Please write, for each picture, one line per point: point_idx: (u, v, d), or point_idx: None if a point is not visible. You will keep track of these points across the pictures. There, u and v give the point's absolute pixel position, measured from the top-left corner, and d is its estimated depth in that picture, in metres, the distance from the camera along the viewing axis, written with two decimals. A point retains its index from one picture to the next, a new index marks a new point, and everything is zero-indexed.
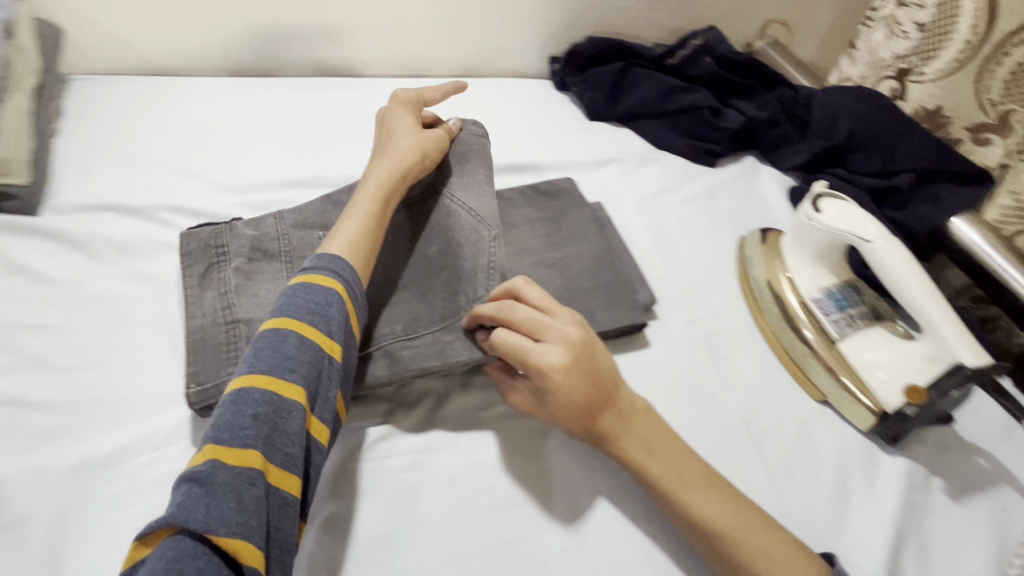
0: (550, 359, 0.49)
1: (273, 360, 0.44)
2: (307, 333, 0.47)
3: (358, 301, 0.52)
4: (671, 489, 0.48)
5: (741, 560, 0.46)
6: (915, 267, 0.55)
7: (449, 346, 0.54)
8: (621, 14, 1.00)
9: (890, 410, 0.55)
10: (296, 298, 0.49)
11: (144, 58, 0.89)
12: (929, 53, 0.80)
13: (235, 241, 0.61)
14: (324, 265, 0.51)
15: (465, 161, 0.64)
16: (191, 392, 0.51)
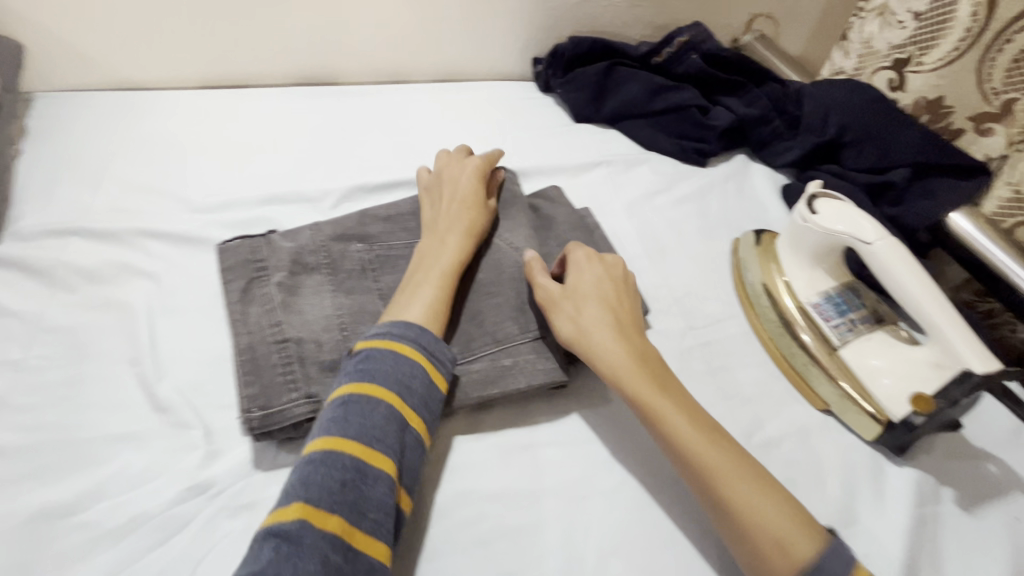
0: (573, 303, 0.54)
1: (362, 428, 0.43)
2: (399, 403, 0.46)
3: (441, 367, 0.50)
4: (668, 415, 0.48)
5: (732, 504, 0.43)
6: (918, 268, 0.53)
7: (509, 371, 0.54)
8: (603, 12, 0.97)
9: (896, 418, 0.52)
10: (380, 363, 0.47)
11: (111, 73, 0.86)
12: (927, 42, 0.78)
13: (275, 255, 0.59)
14: (405, 332, 0.50)
15: (510, 206, 0.68)
16: (252, 417, 0.49)
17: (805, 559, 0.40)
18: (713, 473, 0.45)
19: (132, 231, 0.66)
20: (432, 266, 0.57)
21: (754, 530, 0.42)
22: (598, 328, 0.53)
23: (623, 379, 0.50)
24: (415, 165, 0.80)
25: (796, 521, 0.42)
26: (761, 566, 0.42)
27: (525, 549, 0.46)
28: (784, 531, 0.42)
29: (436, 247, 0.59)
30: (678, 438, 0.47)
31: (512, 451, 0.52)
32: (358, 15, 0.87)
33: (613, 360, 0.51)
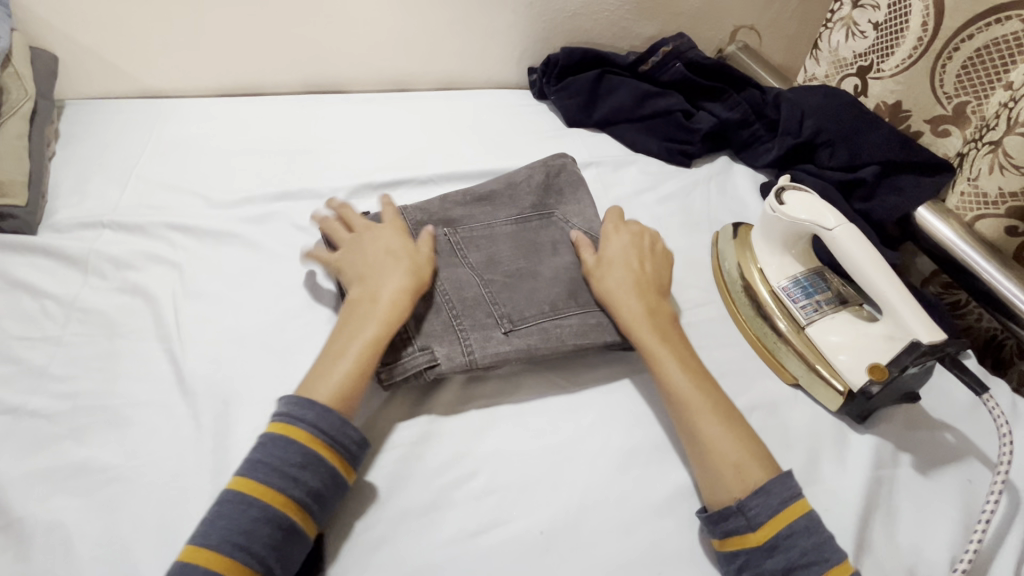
0: (607, 276, 0.62)
1: (226, 536, 0.44)
2: (274, 501, 0.45)
3: (341, 455, 0.49)
4: (659, 361, 0.56)
5: (706, 444, 0.52)
6: (873, 250, 0.58)
7: (580, 330, 0.60)
8: (594, 24, 1.04)
9: (856, 389, 0.57)
10: (271, 453, 0.47)
11: (137, 83, 0.93)
12: (885, 50, 0.84)
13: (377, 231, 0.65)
14: (305, 416, 0.49)
15: (572, 189, 0.74)
16: (379, 370, 0.55)
17: (759, 484, 0.49)
18: (695, 408, 0.53)
19: (158, 224, 0.72)
20: (349, 335, 0.54)
21: (719, 455, 0.51)
22: (624, 287, 0.61)
23: (636, 325, 0.59)
24: (418, 165, 0.86)
25: (757, 458, 0.51)
26: (715, 486, 0.50)
27: (513, 503, 0.51)
28: (742, 459, 0.50)
29: (357, 314, 0.56)
30: (673, 375, 0.55)
31: (503, 418, 0.57)
32: (364, 27, 0.94)
33: (628, 309, 0.60)
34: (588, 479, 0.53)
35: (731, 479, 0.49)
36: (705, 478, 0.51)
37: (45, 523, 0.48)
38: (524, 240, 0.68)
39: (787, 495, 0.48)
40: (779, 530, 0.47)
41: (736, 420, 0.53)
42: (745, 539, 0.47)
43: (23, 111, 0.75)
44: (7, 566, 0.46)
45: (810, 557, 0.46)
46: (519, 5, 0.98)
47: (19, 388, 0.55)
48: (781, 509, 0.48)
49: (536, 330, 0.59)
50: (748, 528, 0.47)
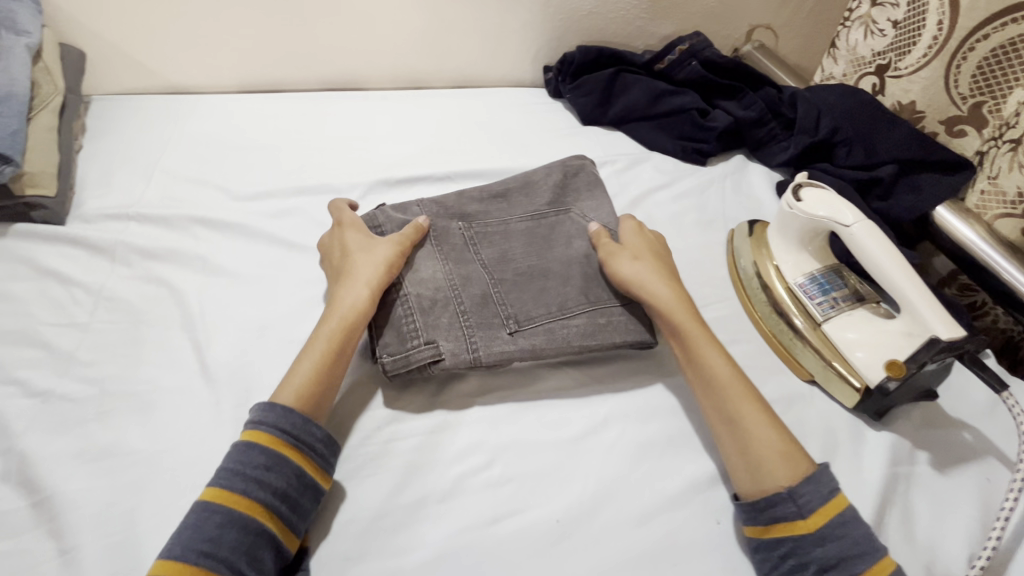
0: (632, 265, 0.62)
1: (190, 543, 0.42)
2: (238, 504, 0.44)
3: (307, 452, 0.48)
4: (699, 349, 0.57)
5: (746, 432, 0.51)
6: (890, 247, 0.58)
7: (587, 329, 0.60)
8: (609, 23, 1.04)
9: (872, 385, 0.57)
10: (235, 459, 0.47)
11: (161, 80, 0.95)
12: (903, 49, 0.84)
13: (389, 223, 0.66)
14: (266, 419, 0.49)
15: (591, 188, 0.75)
16: (384, 361, 0.56)
17: (807, 472, 0.49)
18: (734, 397, 0.53)
19: (181, 216, 0.74)
20: (310, 342, 0.55)
21: (761, 443, 0.51)
22: (657, 276, 0.62)
23: (672, 313, 0.59)
24: (434, 162, 0.87)
25: (797, 448, 0.51)
26: (759, 475, 0.50)
27: (529, 492, 0.52)
28: (785, 448, 0.50)
29: (321, 320, 0.57)
30: (713, 364, 0.55)
31: (519, 408, 0.57)
32: (381, 26, 0.95)
33: (664, 297, 0.60)
34: (603, 470, 0.54)
35: (776, 467, 0.49)
36: (749, 466, 0.50)
37: (75, 502, 0.49)
38: (538, 237, 0.68)
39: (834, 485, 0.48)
40: (829, 518, 0.47)
41: (771, 411, 0.54)
42: (798, 525, 0.47)
43: (53, 105, 0.77)
44: (38, 542, 0.47)
45: (862, 548, 0.45)
46: (536, 4, 0.98)
47: (49, 372, 0.57)
48: (828, 497, 0.48)
49: (541, 331, 0.59)
50: (800, 514, 0.47)
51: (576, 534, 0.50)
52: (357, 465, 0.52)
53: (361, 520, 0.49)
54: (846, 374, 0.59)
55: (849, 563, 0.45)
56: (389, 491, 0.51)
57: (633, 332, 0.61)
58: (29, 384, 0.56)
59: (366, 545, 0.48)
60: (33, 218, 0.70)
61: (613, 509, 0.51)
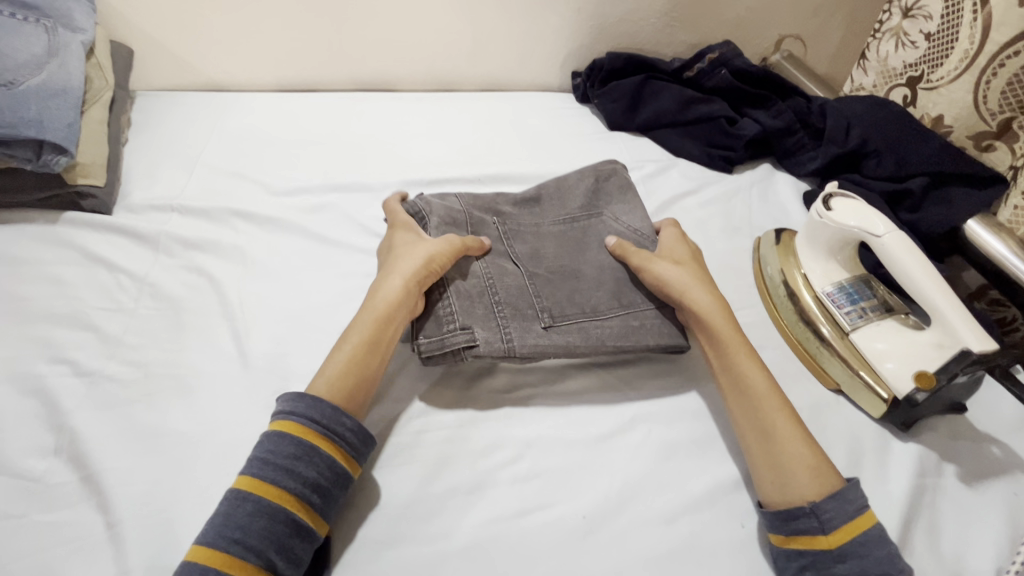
0: (671, 271, 0.63)
1: (224, 530, 0.44)
2: (271, 493, 0.45)
3: (336, 443, 0.49)
4: (734, 356, 0.57)
5: (775, 443, 0.52)
6: (921, 257, 0.58)
7: (619, 330, 0.61)
8: (639, 30, 1.06)
9: (901, 395, 0.57)
10: (267, 448, 0.47)
11: (202, 78, 0.98)
12: (936, 61, 0.83)
13: (430, 207, 0.68)
14: (298, 409, 0.49)
15: (626, 191, 0.75)
16: (421, 343, 0.57)
17: (835, 491, 0.49)
18: (771, 409, 0.54)
19: (222, 209, 0.76)
20: (351, 331, 0.56)
21: (795, 456, 0.51)
22: (698, 286, 0.62)
23: (711, 319, 0.60)
24: (464, 164, 0.89)
25: (829, 466, 0.51)
26: (788, 488, 0.50)
27: (555, 487, 0.53)
28: (818, 465, 0.51)
29: (363, 308, 0.58)
30: (752, 376, 0.56)
31: (546, 407, 0.58)
32: (416, 29, 0.97)
33: (706, 307, 0.60)
34: (628, 470, 0.54)
35: (808, 482, 0.50)
36: (779, 478, 0.51)
37: (121, 478, 0.51)
38: (571, 239, 0.70)
39: (861, 503, 0.48)
40: (852, 537, 0.47)
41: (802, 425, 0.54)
42: (819, 542, 0.47)
43: (103, 99, 0.80)
44: (88, 514, 0.49)
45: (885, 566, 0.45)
46: (568, 11, 1.00)
47: (98, 354, 0.60)
48: (853, 518, 0.47)
49: (574, 329, 0.61)
50: (820, 531, 0.47)
51: (601, 530, 0.51)
52: (388, 455, 0.54)
53: (392, 507, 0.50)
54: (872, 383, 0.59)
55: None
56: (419, 481, 0.52)
57: (667, 337, 0.62)
58: (78, 364, 0.58)
59: (397, 532, 0.49)
60: (83, 207, 0.73)
61: (639, 508, 0.52)
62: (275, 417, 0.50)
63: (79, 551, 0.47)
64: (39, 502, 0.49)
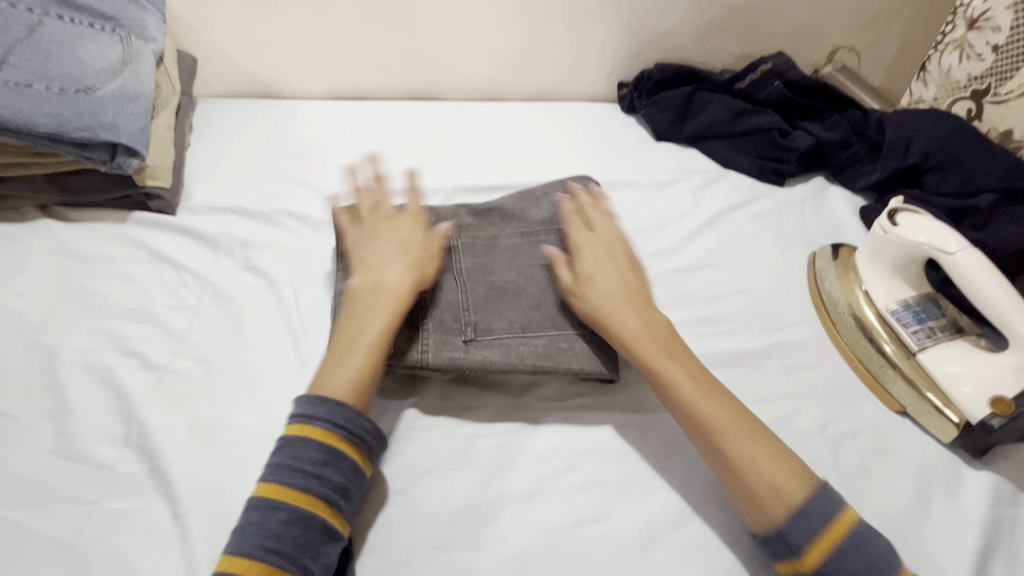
0: (592, 290, 0.59)
1: (255, 541, 0.43)
2: (302, 500, 0.45)
3: (361, 448, 0.49)
4: (670, 383, 0.54)
5: (738, 465, 0.49)
6: (997, 274, 0.56)
7: (562, 352, 0.59)
8: (688, 42, 1.05)
9: (974, 421, 0.54)
10: (290, 454, 0.47)
11: (260, 86, 1.02)
12: (1004, 74, 0.81)
13: None
14: (320, 415, 0.49)
15: None
16: None
17: (795, 503, 0.47)
18: (722, 430, 0.51)
19: (279, 212, 0.78)
20: (352, 331, 0.54)
21: (755, 472, 0.48)
22: (617, 297, 0.59)
23: (637, 341, 0.56)
24: (510, 171, 0.90)
25: (794, 474, 0.48)
26: (757, 510, 0.48)
27: (611, 500, 0.52)
28: (780, 478, 0.48)
29: (363, 305, 0.56)
30: (682, 392, 0.53)
31: (599, 418, 0.58)
32: (464, 39, 0.99)
33: (627, 322, 0.57)
34: (684, 487, 0.53)
35: (770, 499, 0.47)
36: (745, 500, 0.49)
37: (185, 471, 0.53)
38: (525, 253, 0.66)
39: (825, 512, 0.46)
40: (823, 555, 0.45)
41: (764, 434, 0.51)
42: (794, 564, 0.46)
43: (170, 105, 0.84)
44: (155, 504, 0.51)
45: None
46: (617, 22, 1.00)
47: (164, 349, 0.62)
48: (820, 532, 0.46)
49: (497, 344, 0.58)
50: (792, 553, 0.46)
51: (657, 546, 0.50)
52: (443, 459, 0.54)
53: (448, 511, 0.50)
54: (941, 407, 0.57)
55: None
56: (475, 487, 0.52)
57: (592, 363, 0.59)
58: (146, 358, 0.60)
59: (453, 537, 0.49)
60: (150, 208, 0.76)
61: (697, 526, 0.51)
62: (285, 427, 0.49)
63: (147, 539, 0.49)
64: (111, 490, 0.51)
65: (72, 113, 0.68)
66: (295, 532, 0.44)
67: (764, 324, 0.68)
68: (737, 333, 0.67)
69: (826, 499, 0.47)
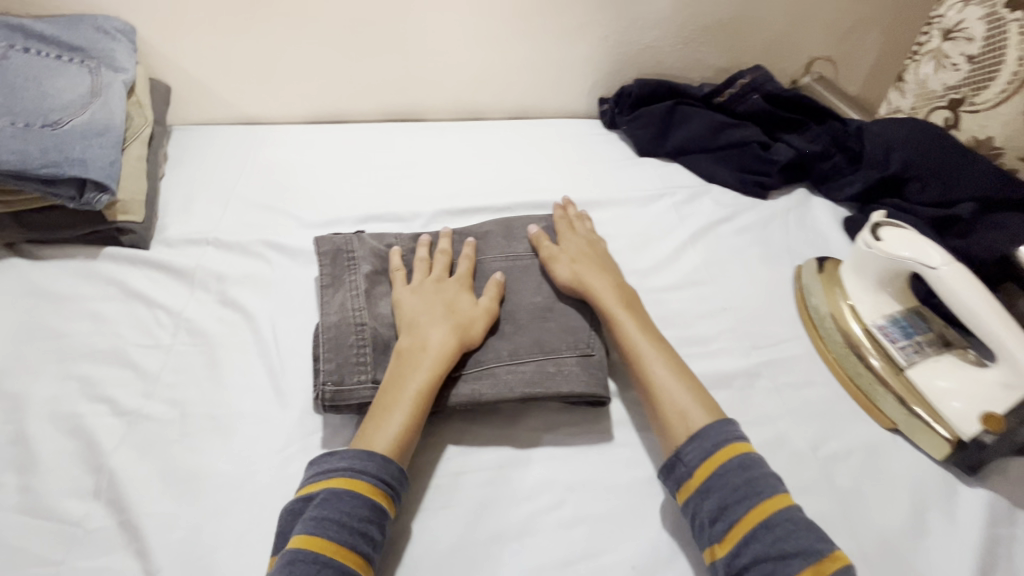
0: (564, 264, 0.66)
1: None
2: (348, 557, 0.44)
3: (396, 506, 0.49)
4: (622, 330, 0.60)
5: (659, 401, 0.55)
6: (982, 289, 0.55)
7: (552, 376, 0.57)
8: (667, 56, 1.05)
9: (966, 438, 0.54)
10: (337, 509, 0.46)
11: (236, 111, 1.00)
12: (980, 84, 0.81)
13: (362, 247, 0.67)
14: (372, 470, 0.49)
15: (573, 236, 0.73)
16: (326, 388, 0.56)
17: (699, 428, 0.52)
18: (655, 369, 0.57)
19: (257, 243, 0.77)
20: (397, 387, 0.54)
21: (671, 403, 0.55)
22: (592, 268, 0.66)
23: (601, 295, 0.63)
24: (493, 192, 0.89)
25: (709, 411, 0.54)
26: (666, 434, 0.54)
27: (604, 535, 0.50)
28: (692, 411, 0.54)
29: (408, 362, 0.55)
30: (630, 337, 0.60)
31: (590, 448, 0.56)
32: (441, 59, 0.98)
33: (597, 286, 0.64)
34: (677, 518, 0.52)
35: (677, 425, 0.53)
36: (661, 427, 0.55)
37: (159, 524, 0.50)
38: (513, 280, 0.67)
39: (722, 438, 0.51)
40: (711, 472, 0.49)
41: (693, 379, 0.57)
42: (687, 486, 0.50)
43: (143, 136, 0.82)
44: (127, 562, 0.48)
45: (740, 492, 0.47)
46: (596, 39, 1.00)
47: (136, 393, 0.59)
48: (713, 449, 0.50)
49: (487, 373, 0.57)
50: (688, 474, 0.50)
51: None
52: (428, 499, 0.52)
53: (436, 554, 0.49)
54: (930, 422, 0.56)
55: (745, 506, 0.47)
56: (463, 527, 0.50)
57: (585, 386, 0.57)
58: (118, 403, 0.58)
59: None
60: (123, 244, 0.74)
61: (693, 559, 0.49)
62: (326, 481, 0.49)
63: None
64: (80, 548, 0.49)
65: (37, 149, 0.66)
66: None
67: (753, 343, 0.67)
68: (727, 353, 0.66)
69: (726, 429, 0.52)
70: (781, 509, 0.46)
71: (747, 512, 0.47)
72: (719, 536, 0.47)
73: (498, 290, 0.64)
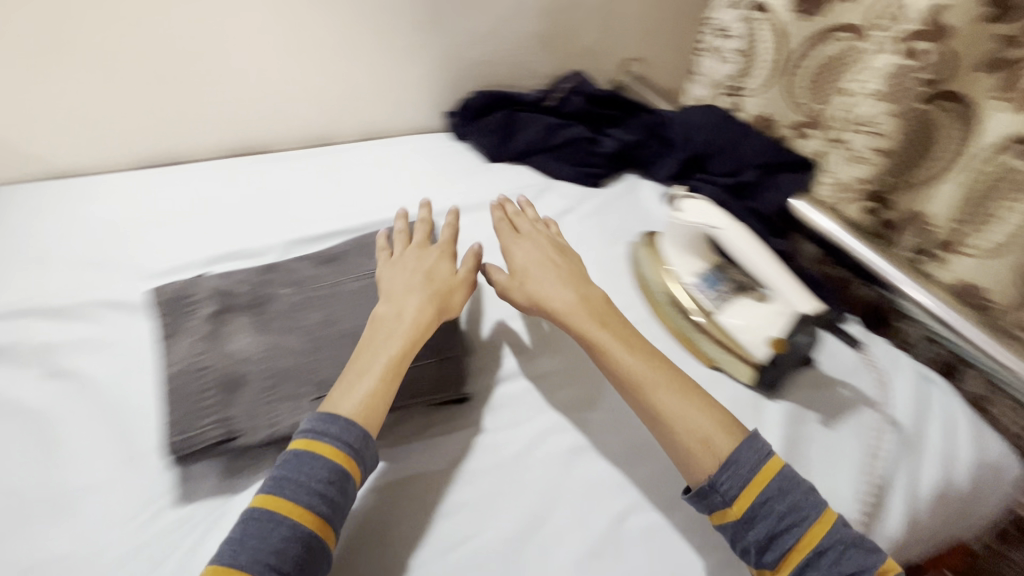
0: (538, 287, 0.67)
1: (253, 557, 0.44)
2: (299, 515, 0.46)
3: (365, 464, 0.52)
4: (607, 351, 0.61)
5: (660, 414, 0.57)
6: (754, 238, 0.69)
7: (410, 383, 0.61)
8: (500, 68, 1.13)
9: (762, 361, 0.65)
10: (293, 470, 0.49)
11: (47, 165, 0.91)
12: (747, 72, 0.98)
13: (203, 289, 0.67)
14: (335, 433, 0.51)
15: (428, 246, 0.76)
16: (173, 441, 0.54)
17: (726, 454, 0.53)
18: (646, 379, 0.58)
19: (86, 304, 0.71)
20: (368, 356, 0.57)
21: (678, 423, 0.55)
22: (559, 287, 0.66)
23: (568, 318, 0.64)
24: (347, 215, 0.90)
25: (733, 433, 0.55)
26: (687, 464, 0.54)
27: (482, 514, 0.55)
28: (712, 432, 0.54)
29: (383, 330, 0.59)
30: (623, 361, 0.60)
31: (461, 441, 0.60)
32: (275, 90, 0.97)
33: (564, 307, 0.65)
34: (546, 482, 0.58)
35: (701, 450, 0.54)
36: (678, 456, 0.55)
37: None
38: (368, 295, 0.68)
39: (755, 461, 0.52)
40: (752, 502, 0.51)
41: (696, 389, 0.59)
42: (728, 514, 0.52)
43: None
44: None
45: (794, 519, 0.50)
46: (429, 57, 1.05)
47: None
48: (754, 475, 0.52)
49: None
50: (726, 503, 0.52)
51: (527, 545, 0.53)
52: None
53: None
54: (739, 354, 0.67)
55: (793, 535, 0.50)
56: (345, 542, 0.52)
57: (442, 387, 0.62)
58: None
59: None
60: None
61: (558, 515, 0.56)
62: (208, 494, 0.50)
63: None
64: None
65: None
66: (293, 551, 0.45)
67: None
68: None
69: (763, 451, 0.53)
70: (827, 512, 0.51)
71: (799, 541, 0.49)
72: (773, 564, 0.50)
73: (476, 256, 0.69)
